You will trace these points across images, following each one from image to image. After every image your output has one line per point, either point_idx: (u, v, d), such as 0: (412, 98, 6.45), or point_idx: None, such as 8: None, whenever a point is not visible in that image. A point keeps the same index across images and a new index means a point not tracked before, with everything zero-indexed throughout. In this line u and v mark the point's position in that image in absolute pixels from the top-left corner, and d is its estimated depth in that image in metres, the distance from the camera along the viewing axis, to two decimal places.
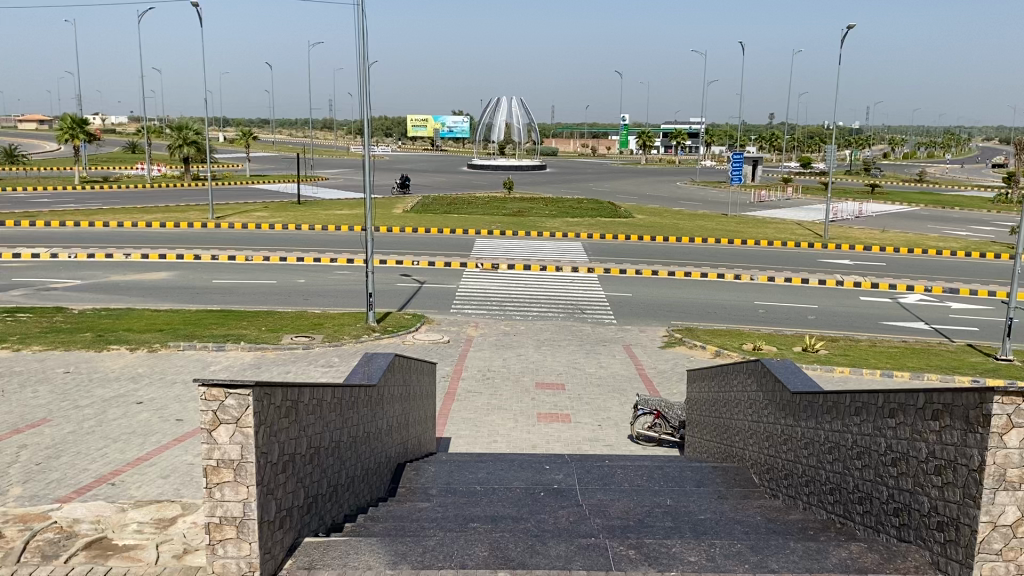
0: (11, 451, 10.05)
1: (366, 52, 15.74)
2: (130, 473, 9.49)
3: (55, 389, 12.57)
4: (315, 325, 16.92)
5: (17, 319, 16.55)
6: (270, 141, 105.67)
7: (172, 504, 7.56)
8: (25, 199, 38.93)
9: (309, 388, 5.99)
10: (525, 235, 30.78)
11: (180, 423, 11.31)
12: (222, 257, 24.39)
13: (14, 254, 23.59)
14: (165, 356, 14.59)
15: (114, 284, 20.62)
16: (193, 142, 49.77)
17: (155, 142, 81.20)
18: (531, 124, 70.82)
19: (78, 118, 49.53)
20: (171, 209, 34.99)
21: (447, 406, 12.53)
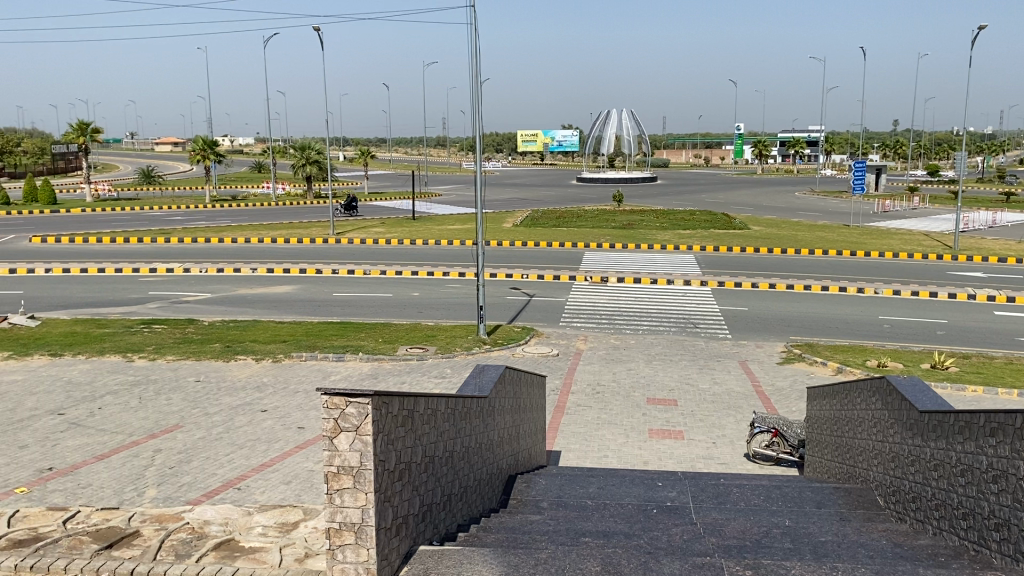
0: (147, 456, 10.67)
1: (478, 68, 16.03)
2: (254, 478, 9.91)
3: (187, 396, 13.29)
4: (428, 337, 17.26)
5: (154, 330, 17.58)
6: (387, 158, 108.81)
7: (295, 509, 7.85)
8: (161, 217, 41.33)
9: (423, 398, 6.13)
10: (637, 248, 30.48)
11: (301, 431, 11.74)
12: (340, 271, 25.23)
13: (151, 269, 25.06)
14: (288, 366, 15.19)
15: (241, 297, 21.63)
16: (314, 161, 51.73)
17: (279, 162, 84.87)
18: (641, 136, 70.08)
19: (209, 140, 52.28)
20: (294, 225, 36.46)
21: (557, 419, 12.55)
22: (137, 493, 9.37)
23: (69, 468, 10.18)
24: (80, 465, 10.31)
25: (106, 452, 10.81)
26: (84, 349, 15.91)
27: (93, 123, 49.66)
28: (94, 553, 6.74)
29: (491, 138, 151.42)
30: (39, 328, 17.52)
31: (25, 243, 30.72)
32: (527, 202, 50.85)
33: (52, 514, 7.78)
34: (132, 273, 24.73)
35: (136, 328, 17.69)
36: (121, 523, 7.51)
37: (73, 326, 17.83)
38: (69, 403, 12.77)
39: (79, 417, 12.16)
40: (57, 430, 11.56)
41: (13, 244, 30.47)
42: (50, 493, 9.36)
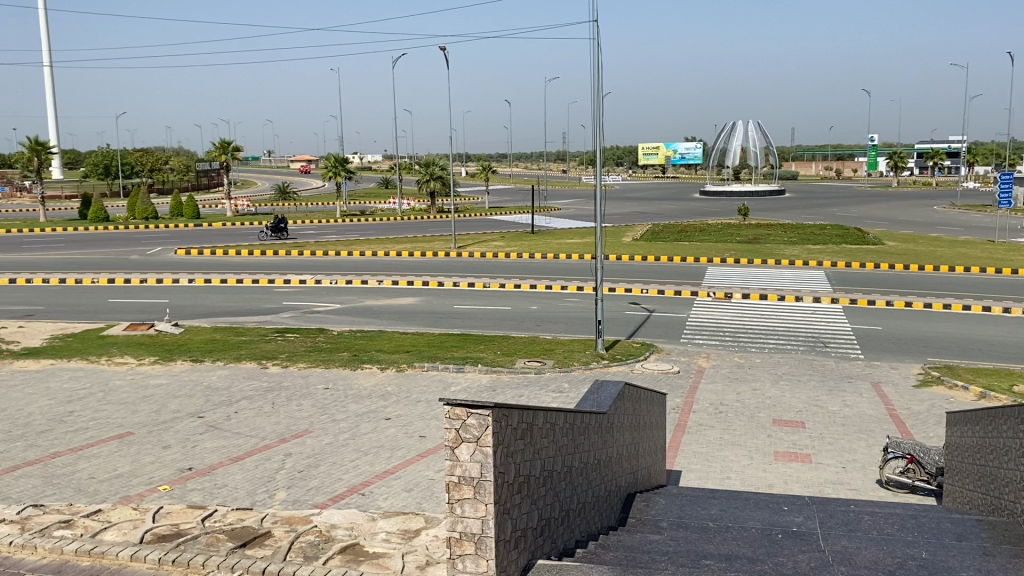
0: (278, 459, 11.15)
1: (600, 83, 16.03)
2: (377, 484, 10.18)
3: (316, 403, 13.81)
4: (547, 350, 17.33)
5: (286, 339, 18.39)
6: (508, 174, 110.16)
7: (417, 517, 8.00)
8: (293, 230, 43.23)
9: (543, 412, 6.15)
10: (762, 263, 29.63)
11: (423, 439, 11.98)
12: (462, 284, 25.70)
13: (285, 280, 26.23)
14: (411, 375, 15.57)
15: (367, 309, 22.33)
16: (438, 177, 52.93)
17: (405, 178, 87.27)
18: (767, 148, 68.27)
19: (340, 157, 54.29)
20: (419, 239, 37.34)
21: (677, 438, 12.34)
22: (268, 495, 9.80)
23: (207, 468, 10.75)
24: (217, 465, 10.89)
25: (241, 454, 11.36)
26: (222, 356, 16.79)
27: (233, 141, 52.46)
28: (230, 550, 7.09)
29: (612, 151, 150.69)
30: (183, 335, 18.62)
31: (171, 255, 32.75)
32: (648, 217, 50.29)
33: (192, 512, 8.23)
34: (267, 284, 25.94)
35: (269, 337, 18.54)
36: (254, 523, 7.87)
37: (212, 333, 18.87)
38: (209, 406, 13.51)
39: (216, 420, 12.84)
40: (196, 432, 12.23)
41: (160, 256, 32.54)
42: (190, 492, 9.92)
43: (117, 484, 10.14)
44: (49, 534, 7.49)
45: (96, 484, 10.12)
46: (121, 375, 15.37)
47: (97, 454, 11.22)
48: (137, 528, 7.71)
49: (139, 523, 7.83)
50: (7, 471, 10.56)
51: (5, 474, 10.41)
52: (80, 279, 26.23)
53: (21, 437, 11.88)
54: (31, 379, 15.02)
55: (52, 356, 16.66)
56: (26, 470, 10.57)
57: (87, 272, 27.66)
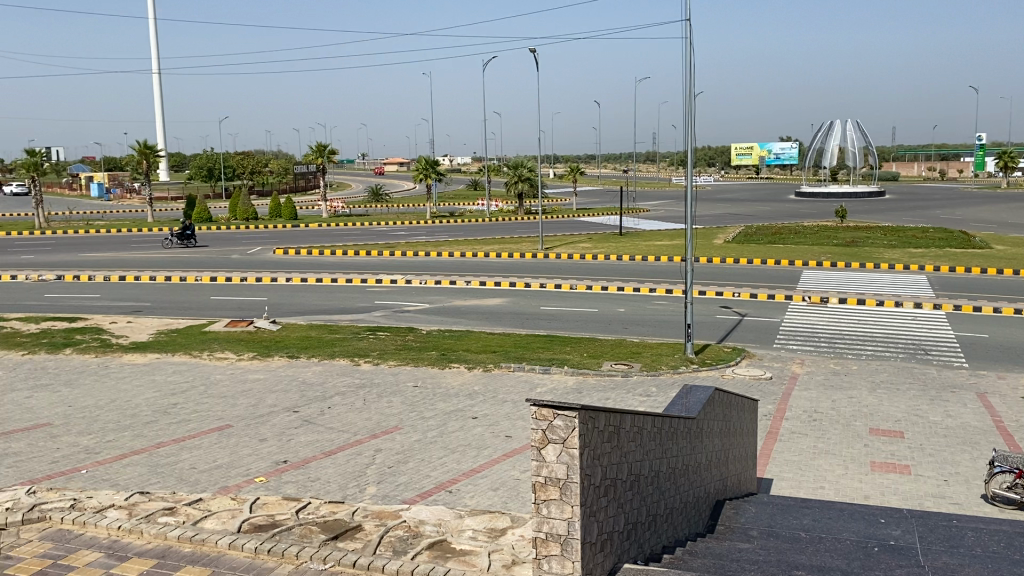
0: (368, 454, 11.41)
1: (692, 82, 15.82)
2: (464, 482, 10.30)
3: (405, 400, 14.06)
4: (635, 353, 17.20)
5: (378, 337, 18.80)
6: (597, 175, 109.60)
7: (503, 516, 8.06)
8: (385, 231, 44.11)
9: (630, 415, 6.11)
10: (860, 267, 28.68)
11: (509, 439, 12.05)
12: (549, 285, 25.74)
13: (377, 280, 26.81)
14: (497, 375, 15.69)
15: (456, 308, 22.63)
16: (526, 179, 53.14)
17: (494, 180, 87.87)
18: (868, 149, 66.07)
19: (430, 159, 55.01)
20: (507, 240, 37.55)
21: (769, 445, 12.06)
22: (358, 489, 10.04)
23: (301, 461, 11.09)
24: (310, 459, 11.21)
25: (333, 448, 11.66)
26: (317, 352, 17.27)
27: (329, 145, 53.87)
28: (322, 542, 7.32)
29: (704, 151, 148.23)
30: (279, 332, 19.23)
31: (269, 254, 33.88)
32: (740, 218, 49.31)
33: (287, 503, 8.49)
34: (359, 283, 26.56)
35: (362, 335, 18.98)
36: (346, 516, 8.07)
37: (307, 330, 19.43)
38: (303, 402, 13.92)
39: (310, 415, 13.22)
40: (291, 426, 12.63)
41: (260, 255, 33.67)
42: (284, 484, 10.24)
43: (217, 474, 10.56)
44: (154, 520, 7.85)
45: (197, 474, 10.56)
46: (222, 370, 15.99)
47: (198, 446, 11.70)
48: (236, 517, 8.00)
49: (238, 513, 8.12)
50: (116, 459, 11.12)
51: (114, 462, 10.96)
52: (184, 277, 27.40)
53: (129, 427, 12.49)
54: (140, 372, 15.77)
55: (159, 350, 17.46)
56: (133, 459, 11.12)
57: (190, 270, 28.84)
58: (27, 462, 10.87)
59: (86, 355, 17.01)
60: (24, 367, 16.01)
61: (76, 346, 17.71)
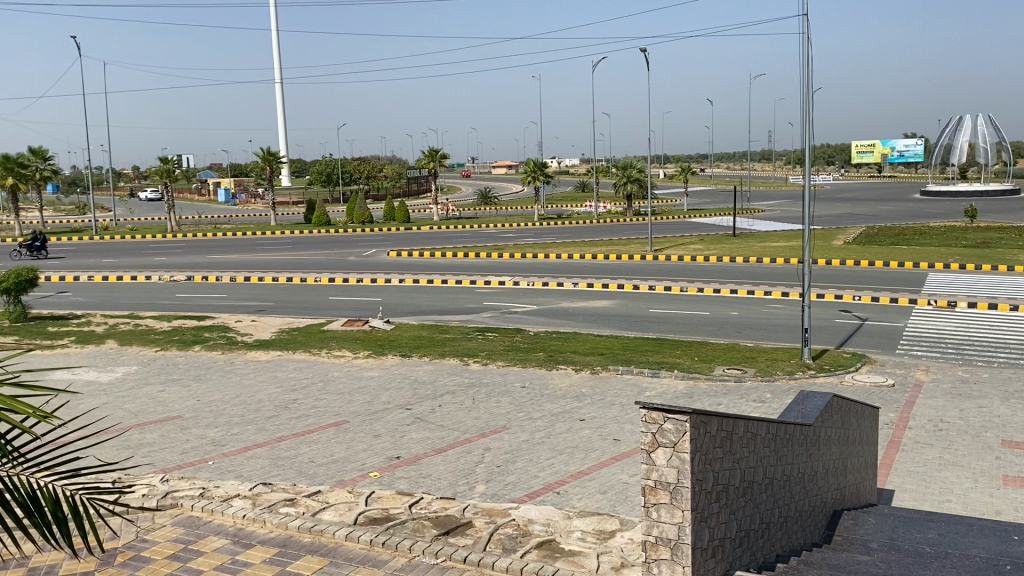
0: (477, 453, 11.57)
1: (809, 79, 15.35)
2: (573, 484, 10.32)
3: (513, 400, 14.19)
4: (748, 358, 16.80)
5: (487, 337, 19.04)
6: (707, 175, 107.40)
7: (611, 518, 8.03)
8: (494, 234, 44.52)
9: (743, 421, 6.00)
10: (992, 269, 27.11)
11: (617, 442, 11.99)
12: (659, 287, 25.46)
13: (486, 281, 27.17)
14: (605, 377, 15.63)
15: (564, 310, 22.70)
16: (635, 180, 52.68)
17: (603, 181, 87.44)
18: (1001, 144, 62.39)
19: (539, 162, 55.26)
20: (616, 242, 37.42)
21: (891, 455, 11.57)
22: (468, 487, 10.21)
23: (414, 457, 11.36)
24: (421, 456, 11.46)
25: (444, 446, 11.88)
26: (428, 352, 17.62)
27: (441, 149, 54.90)
28: (434, 537, 7.49)
29: (822, 149, 143.01)
30: (392, 332, 19.70)
31: (383, 256, 34.81)
32: (861, 218, 47.34)
33: (400, 498, 8.71)
34: (469, 285, 26.99)
35: (471, 335, 19.23)
36: (457, 512, 8.23)
37: (419, 330, 19.84)
38: (415, 400, 14.23)
39: (422, 412, 13.51)
40: (404, 423, 12.94)
41: (374, 257, 34.62)
42: (397, 479, 10.51)
43: (334, 468, 10.94)
44: (277, 510, 8.21)
45: (315, 467, 10.97)
46: (338, 367, 16.54)
47: (317, 440, 12.16)
48: (352, 509, 8.28)
49: (354, 506, 8.40)
50: (241, 452, 11.67)
51: (239, 454, 11.51)
52: (303, 278, 28.50)
53: (253, 421, 13.10)
54: (262, 368, 16.50)
55: (280, 348, 18.21)
56: (256, 452, 11.64)
57: (308, 272, 29.97)
58: (160, 452, 11.56)
59: (213, 352, 17.91)
60: (157, 362, 17.01)
61: (204, 343, 18.69)
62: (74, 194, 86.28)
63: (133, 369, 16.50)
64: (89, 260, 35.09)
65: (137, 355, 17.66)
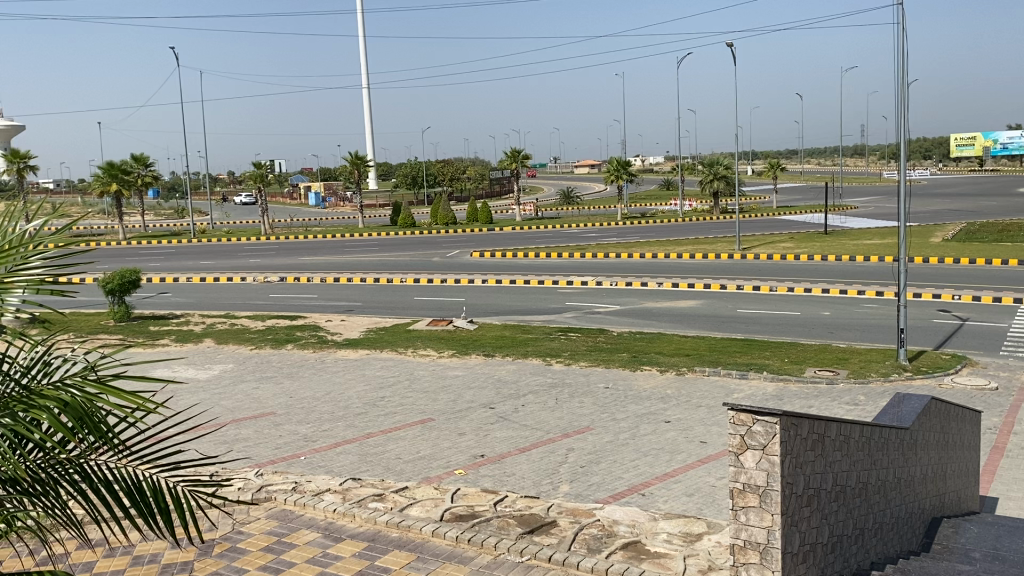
0: (561, 453, 11.57)
1: (905, 70, 14.82)
2: (658, 486, 10.22)
3: (597, 401, 14.13)
4: (841, 360, 16.31)
5: (570, 337, 19.00)
6: (796, 171, 104.58)
7: (699, 520, 7.92)
8: (577, 234, 44.38)
9: (836, 423, 5.84)
10: None
11: (704, 445, 11.81)
12: (747, 287, 24.95)
13: (569, 282, 27.12)
14: (691, 379, 15.41)
15: (649, 310, 22.47)
16: (722, 177, 51.72)
17: (689, 179, 86.16)
18: None
19: (622, 160, 54.80)
20: (702, 241, 36.84)
21: (994, 462, 11.06)
22: (553, 487, 10.21)
23: (498, 456, 11.43)
24: (506, 454, 11.53)
25: (528, 445, 11.93)
26: (512, 351, 17.72)
27: (524, 149, 55.03)
28: (519, 535, 7.54)
29: (919, 142, 137.53)
30: (477, 331, 19.88)
31: (467, 257, 35.13)
32: (962, 215, 45.29)
33: (485, 496, 8.78)
34: (552, 285, 27.00)
35: (554, 335, 19.23)
36: (541, 511, 8.25)
37: (503, 330, 19.96)
38: (499, 399, 14.34)
39: (506, 412, 13.60)
40: (488, 422, 13.05)
41: (458, 258, 35.00)
42: (482, 477, 10.60)
43: (420, 465, 11.11)
44: (366, 505, 8.40)
45: (402, 464, 11.16)
46: (424, 366, 16.78)
47: (403, 437, 12.39)
48: (438, 506, 8.39)
49: (440, 503, 8.51)
50: (331, 447, 11.97)
51: (329, 450, 11.82)
52: (390, 279, 29.00)
53: (342, 418, 13.41)
54: (351, 367, 16.88)
55: (368, 346, 18.59)
56: (345, 448, 11.92)
57: (394, 273, 30.49)
58: (254, 448, 11.95)
59: (305, 350, 18.43)
60: (251, 360, 17.60)
61: (296, 342, 19.24)
62: (173, 200, 89.96)
63: (229, 366, 17.12)
64: (187, 262, 36.52)
65: (232, 353, 18.31)
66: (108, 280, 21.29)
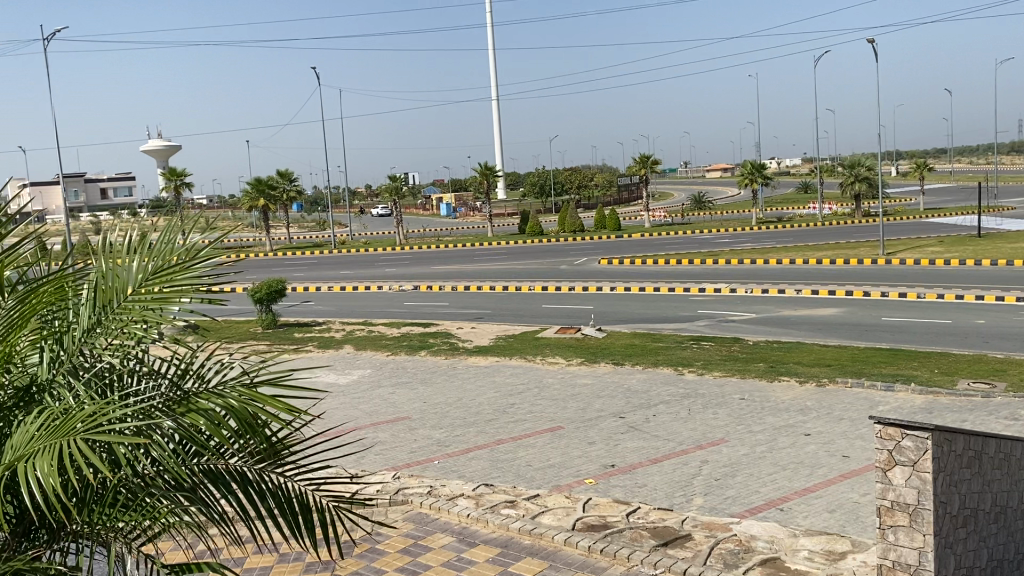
0: (695, 465, 11.34)
1: None
2: (797, 502, 9.84)
3: (732, 412, 13.78)
4: (997, 371, 15.24)
5: (703, 347, 18.61)
6: (945, 171, 98.63)
7: (842, 538, 7.57)
8: (711, 240, 43.41)
9: (995, 440, 5.55)
10: None
11: (847, 459, 11.29)
12: (892, 293, 23.72)
13: (702, 289, 26.59)
14: (833, 391, 14.78)
15: (786, 319, 21.73)
16: (864, 179, 49.44)
17: (829, 181, 82.70)
18: None
19: (757, 163, 53.23)
20: (842, 245, 35.33)
21: None
22: (686, 499, 10.03)
23: (629, 466, 11.32)
24: (637, 465, 11.40)
25: (659, 456, 11.76)
26: (641, 360, 17.53)
27: (654, 155, 54.41)
28: (652, 547, 7.43)
29: None
30: (606, 339, 19.78)
31: (596, 264, 35.04)
32: None
33: (617, 506, 8.70)
34: (684, 292, 26.55)
35: (686, 344, 18.91)
36: (675, 524, 8.09)
37: (633, 339, 19.78)
38: (629, 408, 14.20)
39: (636, 421, 13.46)
40: (619, 432, 12.95)
41: (587, 266, 34.97)
42: (613, 487, 10.54)
43: (551, 473, 11.15)
44: (498, 511, 8.49)
45: (533, 471, 11.24)
46: (554, 373, 16.85)
47: (533, 444, 12.46)
48: (570, 515, 8.39)
49: (572, 511, 8.50)
50: (463, 453, 12.18)
51: (461, 455, 12.03)
52: (520, 287, 29.30)
53: (474, 424, 13.64)
54: (482, 374, 17.14)
55: (499, 353, 18.84)
56: (477, 453, 12.12)
57: (524, 280, 30.77)
58: (391, 451, 12.33)
59: (437, 357, 18.86)
60: (388, 366, 18.18)
61: (429, 348, 19.72)
62: (315, 212, 94.38)
63: (367, 372, 17.74)
64: (329, 271, 38.14)
65: (370, 359, 18.97)
66: (257, 289, 22.51)
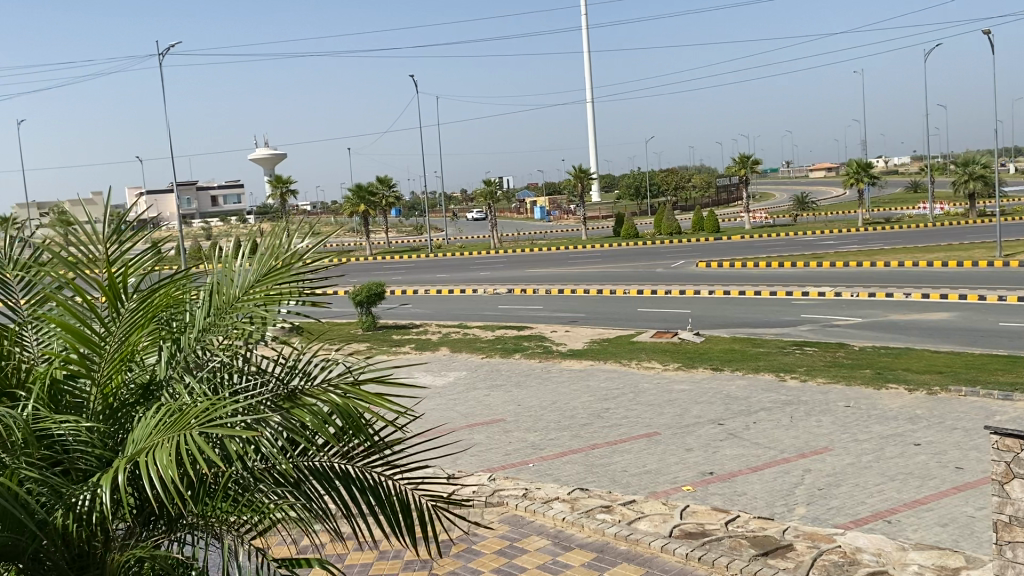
0: (797, 473, 11.02)
1: None
2: (906, 514, 9.45)
3: (837, 420, 13.32)
4: None
5: (806, 352, 18.07)
6: None
7: (955, 554, 7.22)
8: (814, 241, 42.05)
9: None
10: None
11: (960, 471, 10.77)
12: (1011, 297, 22.51)
13: (804, 292, 25.83)
14: (945, 399, 14.11)
15: (895, 323, 20.88)
16: (979, 176, 46.99)
17: (941, 179, 78.91)
18: None
19: (864, 162, 51.31)
20: (956, 247, 33.70)
21: None
22: (788, 509, 9.76)
23: (728, 474, 11.09)
24: (737, 473, 11.16)
25: (760, 464, 11.48)
26: (741, 366, 17.15)
27: (753, 154, 53.15)
28: (752, 557, 7.28)
29: None
30: (704, 344, 19.44)
31: (692, 268, 34.45)
32: None
33: (716, 514, 8.53)
34: (786, 296, 25.85)
35: (787, 349, 18.40)
36: (776, 534, 7.89)
37: (732, 343, 19.38)
38: (728, 415, 13.91)
39: (735, 428, 13.17)
40: (717, 439, 12.69)
41: (684, 269, 34.41)
42: (711, 495, 10.35)
43: (647, 479, 11.03)
44: (593, 515, 8.46)
45: (629, 477, 11.14)
46: (650, 378, 16.67)
47: (629, 450, 12.36)
48: (667, 521, 8.29)
49: (669, 518, 8.40)
50: (558, 456, 12.20)
51: (557, 459, 12.04)
52: (614, 290, 29.08)
53: (569, 427, 13.62)
54: (577, 377, 17.10)
55: (593, 357, 18.75)
56: (572, 457, 12.11)
57: (619, 284, 30.56)
58: (487, 453, 12.44)
59: (532, 360, 18.92)
60: (483, 368, 18.35)
61: (524, 351, 19.81)
62: (413, 217, 95.85)
63: (463, 374, 17.94)
64: (426, 275, 38.74)
65: (466, 361, 19.19)
66: (358, 292, 23.07)
